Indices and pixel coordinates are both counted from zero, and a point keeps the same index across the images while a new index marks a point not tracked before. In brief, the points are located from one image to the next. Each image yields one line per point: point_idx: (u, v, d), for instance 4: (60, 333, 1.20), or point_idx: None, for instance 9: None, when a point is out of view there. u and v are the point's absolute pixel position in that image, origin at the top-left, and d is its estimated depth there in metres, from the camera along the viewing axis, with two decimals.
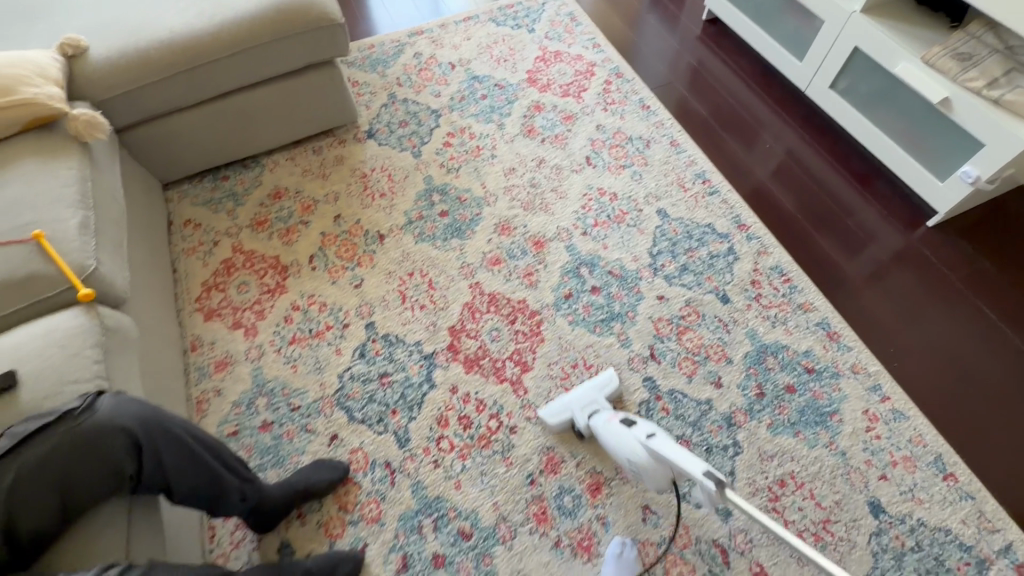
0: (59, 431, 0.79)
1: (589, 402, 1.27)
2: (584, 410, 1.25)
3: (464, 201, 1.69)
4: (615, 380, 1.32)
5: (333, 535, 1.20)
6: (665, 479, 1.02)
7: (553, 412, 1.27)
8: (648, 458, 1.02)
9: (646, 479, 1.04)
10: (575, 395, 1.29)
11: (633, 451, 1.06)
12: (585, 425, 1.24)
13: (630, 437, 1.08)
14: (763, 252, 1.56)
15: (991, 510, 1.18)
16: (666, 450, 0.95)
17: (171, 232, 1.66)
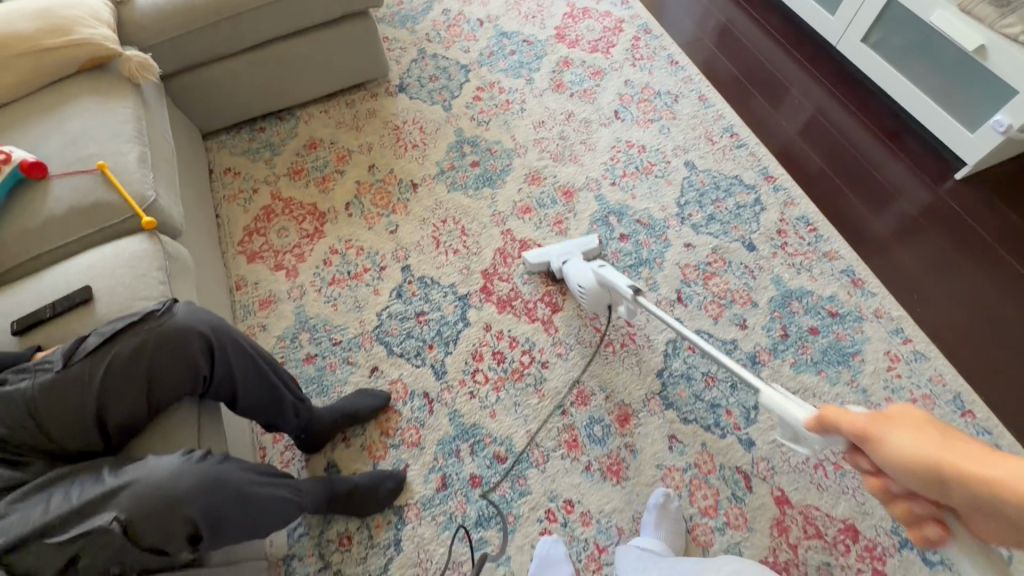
0: (140, 333, 0.86)
1: (565, 251, 1.45)
2: (560, 256, 1.45)
3: (494, 152, 1.73)
4: (595, 243, 1.50)
5: (376, 457, 1.27)
6: (603, 302, 1.33)
7: (535, 254, 1.48)
8: (594, 285, 1.32)
9: (588, 299, 1.33)
10: (557, 246, 1.49)
11: (585, 279, 1.33)
12: (557, 268, 1.44)
13: (586, 269, 1.36)
14: (789, 202, 1.59)
15: (1008, 444, 1.22)
16: (609, 274, 1.26)
17: (212, 180, 1.72)
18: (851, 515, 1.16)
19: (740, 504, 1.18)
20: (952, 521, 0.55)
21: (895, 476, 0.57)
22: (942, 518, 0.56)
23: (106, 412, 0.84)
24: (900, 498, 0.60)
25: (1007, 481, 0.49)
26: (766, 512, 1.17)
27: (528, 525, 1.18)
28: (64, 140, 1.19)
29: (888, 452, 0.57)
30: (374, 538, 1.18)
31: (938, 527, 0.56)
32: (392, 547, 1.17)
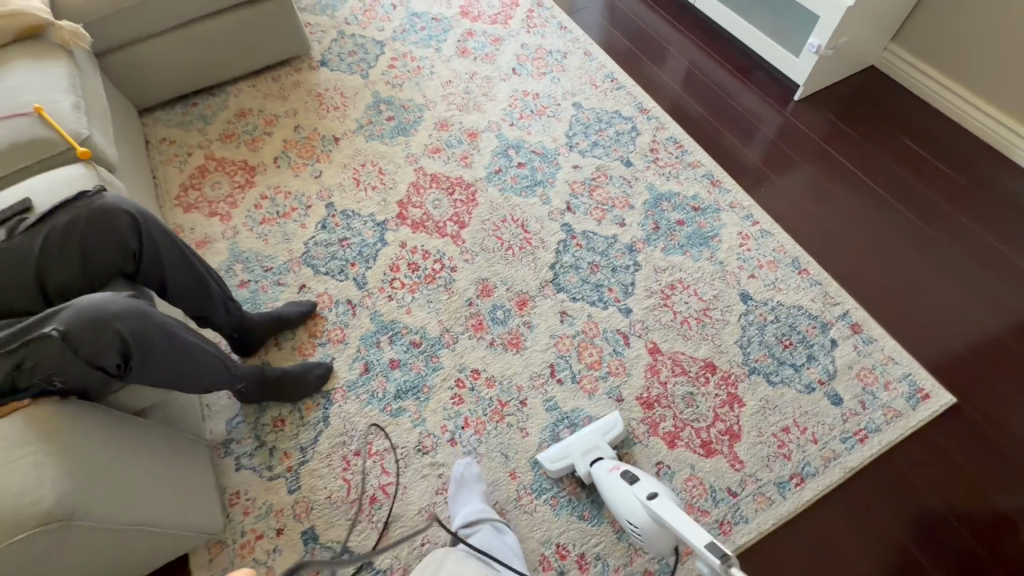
0: (71, 212, 1.02)
1: (589, 447, 1.22)
2: (585, 457, 1.21)
3: (407, 108, 1.95)
4: (620, 426, 1.26)
5: (306, 354, 1.43)
6: (666, 540, 1.01)
7: (553, 457, 1.23)
8: (650, 521, 1.02)
9: (645, 536, 1.03)
10: (576, 437, 1.24)
11: (634, 511, 1.05)
12: (585, 473, 1.19)
13: (632, 497, 1.07)
14: (660, 128, 1.86)
15: (834, 290, 1.49)
16: (666, 513, 0.94)
17: (149, 148, 1.88)
18: (709, 354, 1.39)
19: (619, 357, 1.40)
20: None
21: None
22: None
23: (46, 273, 1.00)
24: None
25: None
26: (640, 360, 1.39)
27: (441, 392, 1.36)
28: (4, 92, 1.35)
29: None
30: (304, 418, 1.34)
31: None
32: (320, 422, 1.33)
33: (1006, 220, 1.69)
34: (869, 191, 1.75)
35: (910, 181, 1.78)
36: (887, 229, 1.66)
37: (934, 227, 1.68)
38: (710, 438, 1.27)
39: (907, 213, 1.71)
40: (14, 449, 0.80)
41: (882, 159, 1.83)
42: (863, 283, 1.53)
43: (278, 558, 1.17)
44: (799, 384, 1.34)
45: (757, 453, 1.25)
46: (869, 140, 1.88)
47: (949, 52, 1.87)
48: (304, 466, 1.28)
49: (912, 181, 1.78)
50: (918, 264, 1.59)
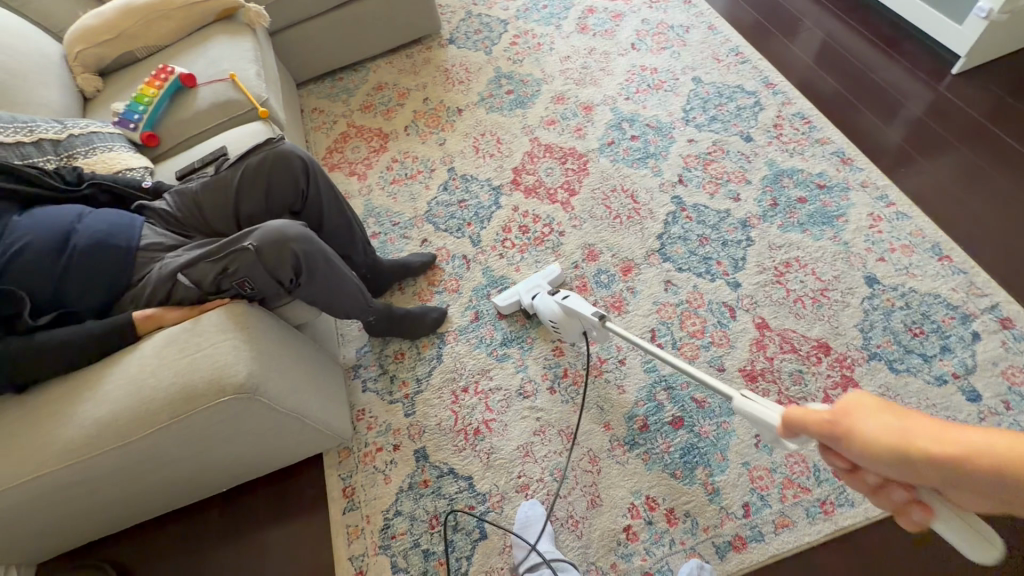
0: (261, 154, 1.24)
1: (531, 286, 1.48)
2: (528, 293, 1.46)
3: (526, 82, 2.05)
4: (558, 270, 1.52)
5: (425, 299, 1.59)
6: (575, 330, 1.33)
7: (504, 297, 1.49)
8: (564, 315, 1.32)
9: (561, 329, 1.34)
10: (524, 281, 1.51)
11: (552, 312, 1.35)
12: (527, 304, 1.45)
13: (550, 301, 1.36)
14: (786, 103, 1.78)
15: (982, 281, 1.35)
16: (577, 305, 1.27)
17: (303, 117, 2.17)
18: (824, 335, 1.33)
19: (724, 328, 1.39)
20: (921, 495, 0.65)
21: (871, 465, 0.66)
22: (914, 497, 0.66)
23: (239, 203, 1.23)
24: (873, 485, 0.70)
25: (967, 457, 0.60)
26: (746, 334, 1.37)
27: (543, 344, 1.45)
28: (208, 62, 1.65)
29: (860, 438, 0.66)
30: (421, 353, 1.50)
31: (919, 510, 0.65)
32: (434, 359, 1.48)
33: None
34: None
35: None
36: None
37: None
38: None
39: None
40: (218, 333, 1.00)
41: None
42: (1022, 276, 1.36)
43: (394, 469, 1.34)
44: (929, 376, 1.24)
45: None
46: None
47: None
48: (418, 395, 1.43)
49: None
50: None
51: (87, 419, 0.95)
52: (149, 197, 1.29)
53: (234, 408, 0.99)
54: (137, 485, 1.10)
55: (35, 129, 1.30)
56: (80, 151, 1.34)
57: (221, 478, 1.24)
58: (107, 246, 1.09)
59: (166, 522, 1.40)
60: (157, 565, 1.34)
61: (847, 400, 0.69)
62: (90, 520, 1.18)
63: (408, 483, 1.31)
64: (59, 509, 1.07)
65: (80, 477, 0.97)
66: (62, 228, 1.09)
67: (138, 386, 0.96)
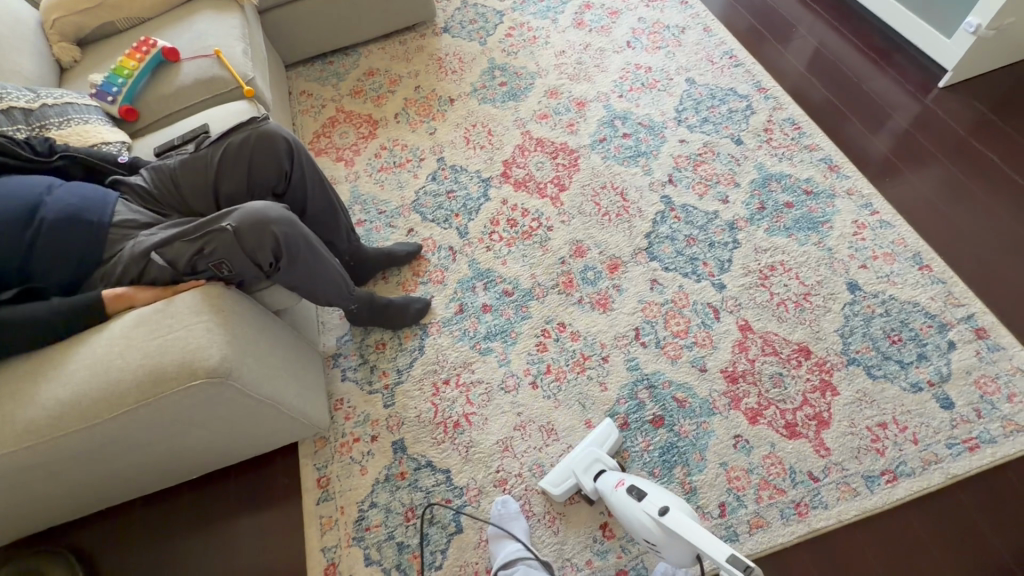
0: (244, 132, 1.20)
1: (587, 462, 1.17)
2: (586, 471, 1.16)
3: (520, 75, 2.03)
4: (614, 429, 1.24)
5: (409, 290, 1.57)
6: (686, 557, 0.91)
7: (555, 480, 1.20)
8: (664, 535, 0.91)
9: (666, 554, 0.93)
10: (574, 455, 1.21)
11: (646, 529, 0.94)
12: (591, 489, 1.15)
13: (635, 508, 0.98)
14: (777, 108, 1.79)
15: (959, 291, 1.37)
16: (686, 531, 0.85)
17: (291, 99, 2.12)
18: (805, 339, 1.34)
19: (707, 329, 1.39)
20: None
21: None
22: None
23: (219, 182, 1.19)
24: None
25: None
26: (729, 336, 1.37)
27: (527, 339, 1.44)
28: (193, 37, 1.60)
29: None
30: (402, 344, 1.48)
31: None
32: (416, 350, 1.46)
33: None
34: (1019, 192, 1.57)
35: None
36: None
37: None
38: (796, 421, 1.24)
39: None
40: (192, 315, 0.97)
41: None
42: (997, 287, 1.39)
43: (370, 460, 1.31)
44: (905, 382, 1.26)
45: (846, 443, 1.20)
46: None
47: None
48: (399, 386, 1.41)
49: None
50: None
51: (49, 398, 0.91)
52: (124, 172, 1.24)
53: (207, 392, 0.96)
54: (102, 470, 1.07)
55: (5, 97, 1.25)
56: (52, 122, 1.29)
57: (191, 465, 1.20)
58: (78, 221, 1.05)
59: (132, 509, 1.36)
60: (121, 551, 1.31)
61: None
62: (51, 505, 1.14)
63: (385, 475, 1.29)
64: (17, 492, 1.03)
65: (40, 459, 0.93)
66: (29, 199, 1.04)
67: (105, 367, 0.93)
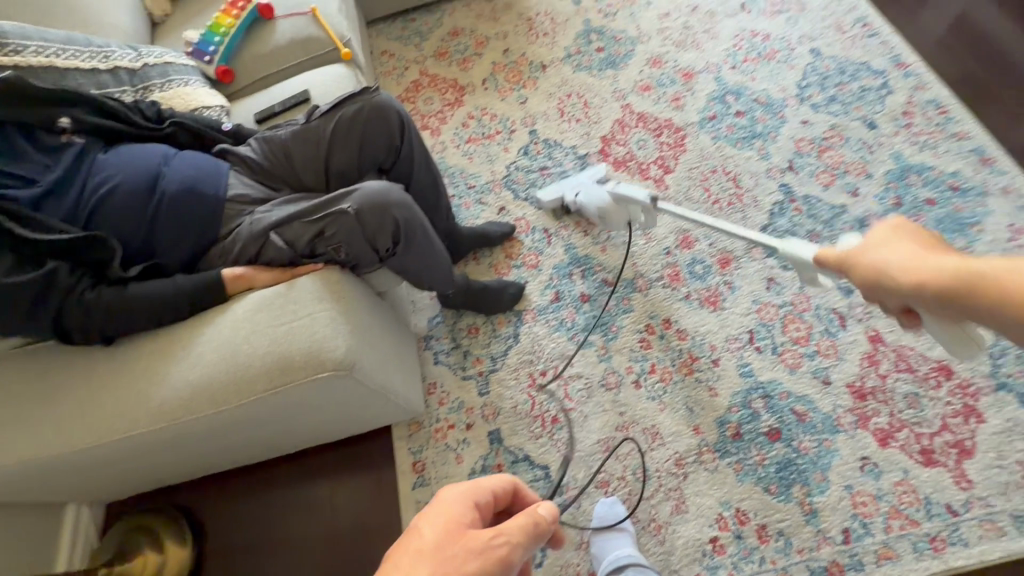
0: (359, 103, 1.13)
1: (576, 184, 1.53)
2: (572, 189, 1.52)
3: (619, 39, 1.87)
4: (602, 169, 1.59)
5: (501, 273, 1.51)
6: (622, 219, 1.40)
7: (547, 193, 1.54)
8: (611, 203, 1.38)
9: (608, 218, 1.41)
10: (567, 181, 1.55)
11: (601, 198, 1.40)
12: (572, 201, 1.50)
13: (597, 191, 1.41)
14: (919, 87, 1.58)
15: None
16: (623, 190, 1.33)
17: (373, 60, 2.03)
18: (947, 357, 1.21)
19: (832, 338, 1.28)
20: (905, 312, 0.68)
21: (886, 292, 0.67)
22: (903, 310, 0.68)
23: (331, 156, 1.13)
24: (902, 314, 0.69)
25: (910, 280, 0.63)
26: (857, 347, 1.26)
27: (628, 334, 1.36)
28: None
29: (866, 263, 0.69)
30: (497, 330, 1.42)
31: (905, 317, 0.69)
32: (511, 338, 1.41)
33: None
34: None
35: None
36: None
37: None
38: (934, 448, 1.13)
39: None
40: (313, 302, 0.93)
41: None
42: None
43: (466, 449, 1.29)
44: None
45: (993, 478, 1.09)
46: None
47: None
48: (493, 373, 1.37)
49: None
50: None
51: (179, 380, 0.90)
52: (230, 141, 1.19)
53: (331, 383, 0.93)
54: (215, 446, 1.07)
55: (111, 56, 1.20)
56: (155, 83, 1.23)
57: (294, 441, 1.20)
58: (195, 194, 1.02)
59: (231, 476, 1.39)
60: (223, 516, 1.34)
61: (874, 255, 0.69)
62: (163, 471, 1.16)
63: (481, 465, 1.27)
64: (140, 461, 1.04)
65: (169, 437, 0.93)
66: (148, 172, 1.02)
67: (232, 351, 0.91)
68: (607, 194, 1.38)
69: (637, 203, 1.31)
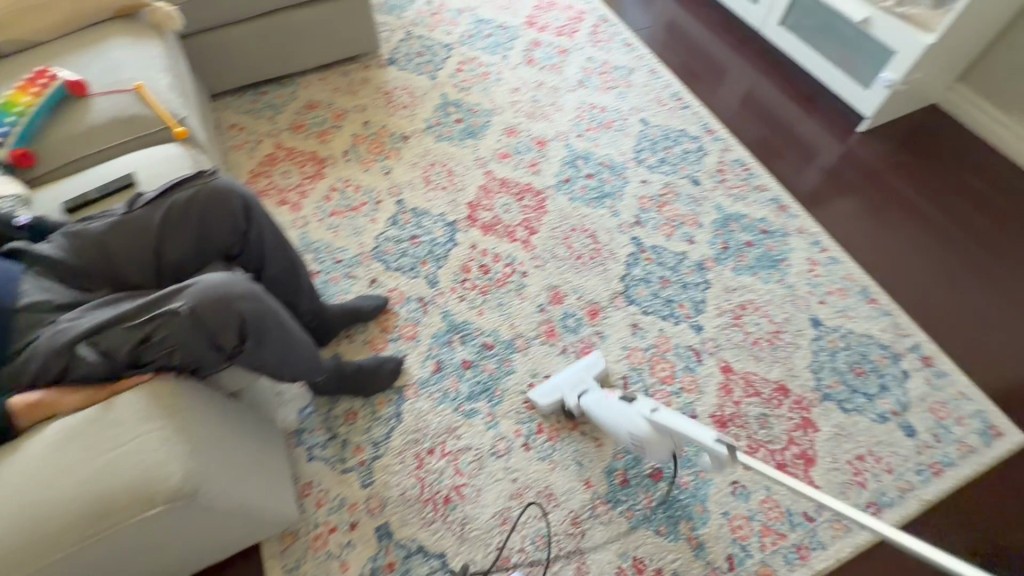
0: (193, 187, 1.03)
1: (577, 382, 1.31)
2: (573, 390, 1.30)
3: (476, 111, 1.99)
4: (602, 358, 1.37)
5: (378, 348, 1.44)
6: (666, 450, 1.07)
7: (543, 394, 1.31)
8: (652, 432, 1.06)
9: (645, 448, 1.08)
10: (563, 373, 1.34)
11: (634, 424, 1.09)
12: (574, 405, 1.28)
13: (630, 413, 1.11)
14: (726, 149, 1.89)
15: (904, 322, 1.49)
16: (675, 425, 0.99)
17: (220, 134, 1.90)
18: (782, 377, 1.40)
19: (692, 373, 1.40)
20: None
21: None
22: None
23: (162, 246, 1.00)
24: None
25: None
26: (713, 379, 1.39)
27: (513, 397, 1.36)
28: (104, 67, 1.37)
29: None
30: (377, 412, 1.34)
31: None
32: (393, 418, 1.33)
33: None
34: (947, 237, 1.69)
35: (981, 221, 1.73)
36: (965, 273, 1.62)
37: (1013, 274, 1.62)
38: (785, 461, 1.27)
39: (983, 256, 1.65)
40: (140, 423, 0.79)
41: (961, 204, 1.76)
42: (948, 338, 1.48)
43: (351, 553, 1.16)
44: (872, 413, 1.34)
45: (832, 480, 1.25)
46: (944, 182, 1.82)
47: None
48: (377, 460, 1.27)
49: (983, 222, 1.72)
50: (988, 306, 1.55)
51: None
52: (26, 237, 1.00)
53: (168, 516, 0.78)
54: None
55: None
56: None
57: None
58: None
59: None
60: None
61: None
62: None
63: (370, 569, 1.15)
64: None
65: None
66: None
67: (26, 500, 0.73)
68: (646, 420, 1.07)
69: (701, 445, 0.93)
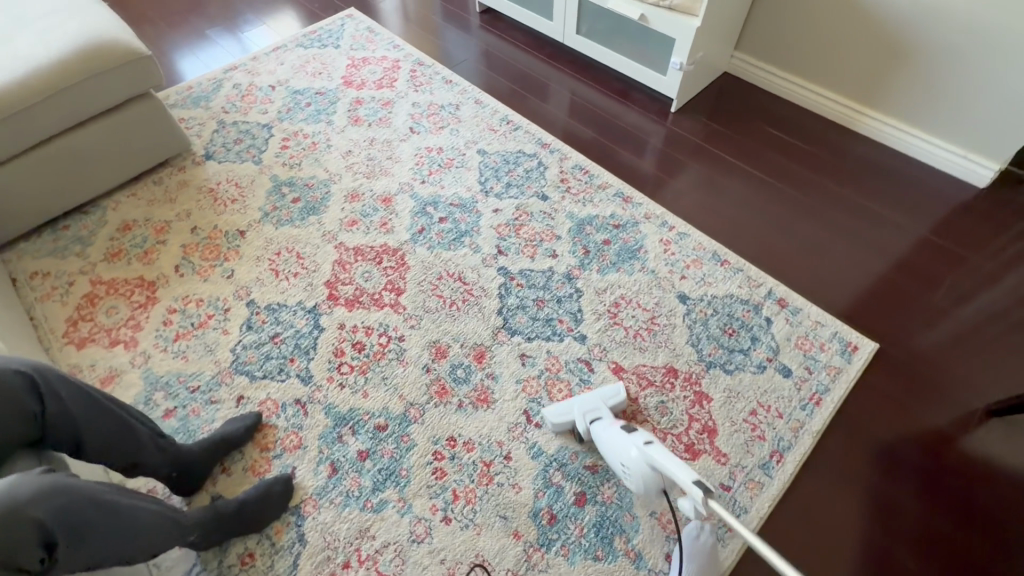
0: None
1: (591, 407, 1.29)
2: (585, 415, 1.28)
3: (312, 186, 1.90)
4: (623, 394, 1.34)
5: (261, 472, 1.29)
6: (653, 488, 1.08)
7: (558, 412, 1.31)
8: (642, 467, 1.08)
9: (632, 482, 1.10)
10: (581, 398, 1.33)
11: (627, 459, 1.11)
12: (584, 430, 1.27)
13: (628, 442, 1.14)
14: (563, 158, 1.96)
15: (755, 273, 1.62)
16: (663, 459, 1.02)
17: (18, 287, 1.65)
18: (668, 360, 1.45)
19: (588, 384, 1.41)
20: None
21: None
22: None
23: None
24: None
25: None
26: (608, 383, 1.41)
27: (420, 472, 1.29)
28: None
29: None
30: (276, 544, 1.20)
31: None
32: (296, 544, 1.20)
33: (877, 182, 1.88)
34: (769, 187, 1.88)
35: (791, 165, 1.94)
36: (792, 215, 1.79)
37: (828, 204, 1.82)
38: (692, 440, 1.31)
39: (801, 195, 1.85)
40: None
41: (772, 156, 1.97)
42: (795, 278, 1.63)
43: None
44: (753, 367, 1.43)
45: (736, 442, 1.31)
46: (753, 139, 2.02)
47: (792, 49, 2.04)
48: None
49: (793, 165, 1.94)
50: (818, 240, 1.73)
51: None
52: None
53: None
54: None
55: None
56: None
57: None
58: None
59: None
60: None
61: None
62: None
63: None
64: None
65: None
66: None
67: None
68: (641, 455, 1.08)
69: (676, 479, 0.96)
